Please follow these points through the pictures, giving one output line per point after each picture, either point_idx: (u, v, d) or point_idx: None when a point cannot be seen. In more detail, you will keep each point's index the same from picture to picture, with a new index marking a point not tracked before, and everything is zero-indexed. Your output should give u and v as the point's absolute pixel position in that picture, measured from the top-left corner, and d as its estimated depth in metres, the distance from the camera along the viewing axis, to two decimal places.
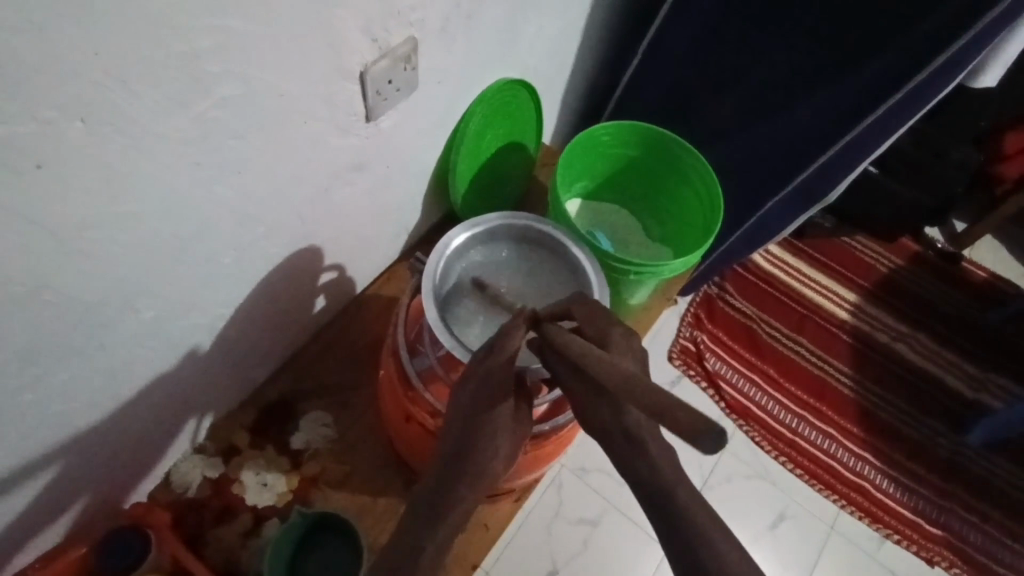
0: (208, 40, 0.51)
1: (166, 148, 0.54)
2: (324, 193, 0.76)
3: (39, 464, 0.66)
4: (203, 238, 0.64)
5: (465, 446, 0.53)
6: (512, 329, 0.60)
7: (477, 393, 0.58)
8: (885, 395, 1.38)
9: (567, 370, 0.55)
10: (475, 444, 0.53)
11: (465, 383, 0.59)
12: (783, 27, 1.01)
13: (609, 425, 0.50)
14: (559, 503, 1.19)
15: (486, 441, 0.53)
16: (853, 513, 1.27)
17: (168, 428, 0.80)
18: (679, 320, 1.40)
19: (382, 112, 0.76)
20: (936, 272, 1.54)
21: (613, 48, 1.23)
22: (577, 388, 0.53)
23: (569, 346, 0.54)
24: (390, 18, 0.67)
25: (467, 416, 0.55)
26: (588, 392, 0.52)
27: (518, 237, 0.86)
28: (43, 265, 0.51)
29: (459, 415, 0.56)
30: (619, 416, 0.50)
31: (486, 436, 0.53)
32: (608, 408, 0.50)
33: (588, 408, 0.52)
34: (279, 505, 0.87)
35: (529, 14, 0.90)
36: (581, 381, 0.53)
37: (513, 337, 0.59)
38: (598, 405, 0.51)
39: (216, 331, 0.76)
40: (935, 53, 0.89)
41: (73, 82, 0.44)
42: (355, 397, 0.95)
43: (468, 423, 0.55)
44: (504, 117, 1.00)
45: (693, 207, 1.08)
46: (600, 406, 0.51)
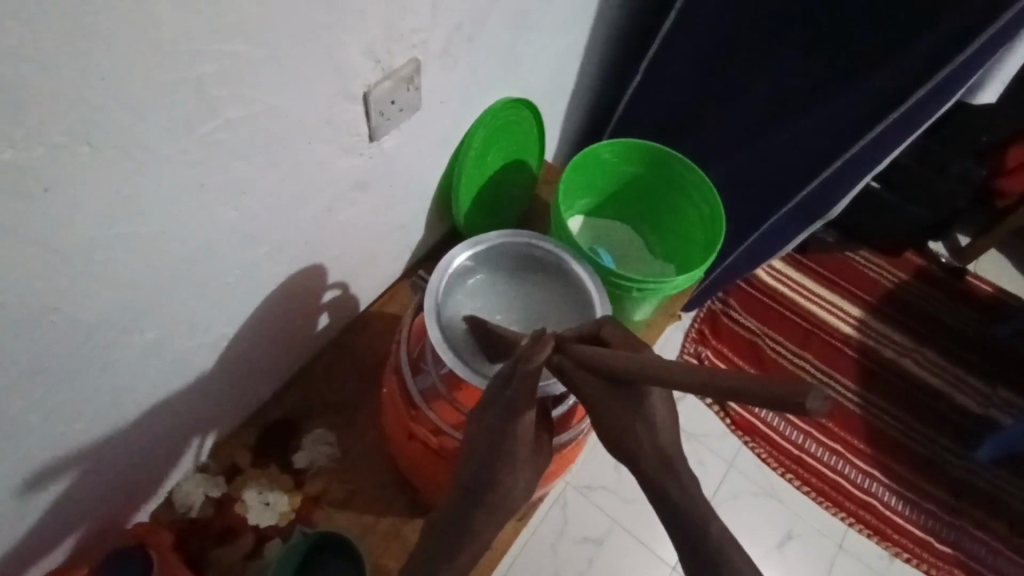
0: (213, 65, 0.52)
1: (172, 171, 0.55)
2: (328, 213, 0.77)
3: (42, 485, 0.66)
4: (209, 257, 0.65)
5: (488, 469, 0.54)
6: (534, 348, 0.58)
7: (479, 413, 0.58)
8: (891, 410, 1.37)
9: (596, 385, 0.56)
10: (495, 468, 0.54)
11: (488, 405, 0.59)
12: (781, 45, 1.02)
13: (642, 441, 0.54)
14: (563, 522, 1.18)
15: (508, 468, 0.55)
16: (862, 531, 1.25)
17: (172, 447, 0.80)
18: (683, 336, 1.39)
19: (385, 132, 0.77)
20: (940, 286, 1.53)
21: (614, 67, 1.24)
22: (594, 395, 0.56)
23: (604, 359, 0.54)
24: (392, 40, 0.68)
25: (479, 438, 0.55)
26: (618, 407, 0.54)
27: (519, 254, 0.86)
28: (49, 286, 0.52)
29: (477, 441, 0.56)
30: (653, 433, 0.53)
31: (507, 461, 0.55)
32: (642, 424, 0.54)
33: (620, 429, 0.53)
34: (281, 525, 0.87)
35: (531, 34, 0.91)
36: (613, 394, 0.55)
37: (539, 355, 0.57)
38: (633, 422, 0.54)
39: (219, 349, 0.76)
40: (933, 71, 0.89)
41: (80, 108, 0.45)
42: (358, 415, 0.95)
43: (488, 447, 0.55)
44: (506, 135, 1.01)
45: (695, 223, 1.09)
46: (634, 421, 0.54)
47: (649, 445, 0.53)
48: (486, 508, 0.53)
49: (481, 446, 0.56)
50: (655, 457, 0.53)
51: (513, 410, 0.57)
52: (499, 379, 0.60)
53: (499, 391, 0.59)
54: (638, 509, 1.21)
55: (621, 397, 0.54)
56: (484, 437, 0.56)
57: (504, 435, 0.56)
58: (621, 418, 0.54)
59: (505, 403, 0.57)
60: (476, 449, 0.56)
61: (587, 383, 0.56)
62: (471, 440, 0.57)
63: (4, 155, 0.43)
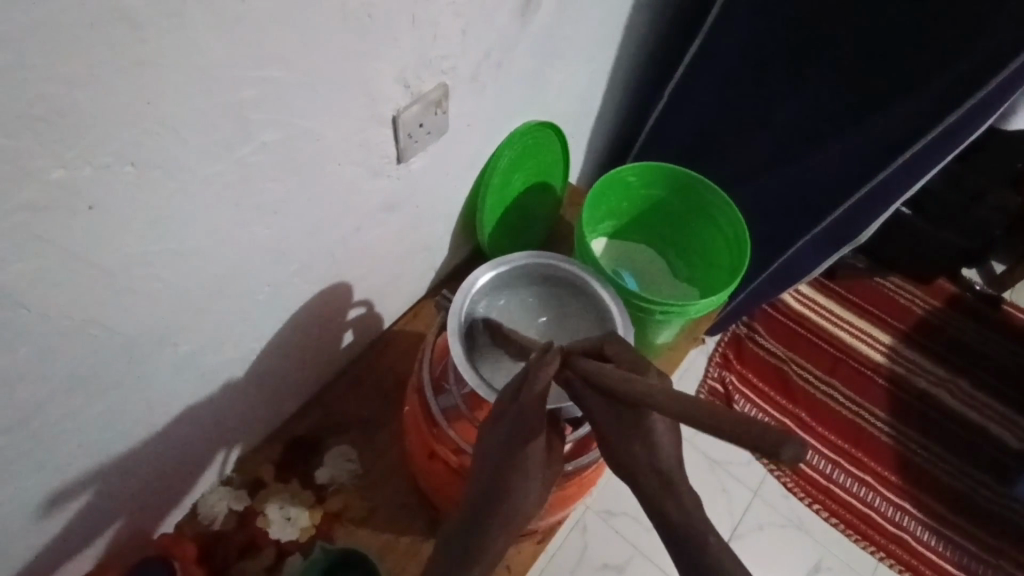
0: (250, 91, 0.54)
1: (207, 190, 0.57)
2: (355, 233, 0.79)
3: (74, 494, 0.67)
4: (240, 275, 0.67)
5: (499, 477, 0.55)
6: (541, 361, 0.59)
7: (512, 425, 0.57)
8: (923, 442, 1.33)
9: (603, 405, 0.55)
10: (502, 482, 0.55)
11: (496, 422, 0.59)
12: (807, 72, 1.02)
13: (639, 461, 0.52)
14: (583, 547, 1.17)
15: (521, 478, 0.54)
16: (893, 566, 1.21)
17: (198, 460, 0.82)
18: (708, 360, 1.38)
19: (413, 154, 0.78)
20: (975, 315, 1.50)
21: (640, 91, 1.26)
22: (608, 415, 0.54)
23: (610, 376, 0.52)
24: (422, 67, 0.70)
25: (501, 460, 0.56)
26: (619, 429, 0.53)
27: (542, 276, 0.87)
28: (89, 299, 0.54)
29: (489, 457, 0.56)
30: (653, 458, 0.52)
31: (517, 471, 0.55)
32: (643, 447, 0.53)
33: (623, 445, 0.53)
34: (302, 540, 0.87)
35: (557, 61, 0.93)
36: (616, 411, 0.54)
37: (546, 365, 0.58)
38: (630, 440, 0.53)
39: (247, 364, 0.78)
40: (964, 97, 0.88)
41: (126, 130, 0.47)
42: (381, 432, 0.96)
43: (499, 454, 0.56)
44: (532, 157, 1.03)
45: (721, 247, 1.08)
46: (634, 443, 0.53)
47: (650, 468, 0.52)
48: (496, 519, 0.54)
49: (494, 460, 0.56)
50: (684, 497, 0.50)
51: (531, 431, 0.57)
52: (507, 392, 0.60)
53: (508, 402, 0.59)
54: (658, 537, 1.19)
55: (623, 415, 0.53)
56: (493, 449, 0.57)
57: (512, 449, 0.56)
58: (622, 436, 0.53)
59: (513, 419, 0.57)
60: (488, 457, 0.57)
61: (595, 400, 0.55)
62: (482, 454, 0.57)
63: (53, 174, 0.45)
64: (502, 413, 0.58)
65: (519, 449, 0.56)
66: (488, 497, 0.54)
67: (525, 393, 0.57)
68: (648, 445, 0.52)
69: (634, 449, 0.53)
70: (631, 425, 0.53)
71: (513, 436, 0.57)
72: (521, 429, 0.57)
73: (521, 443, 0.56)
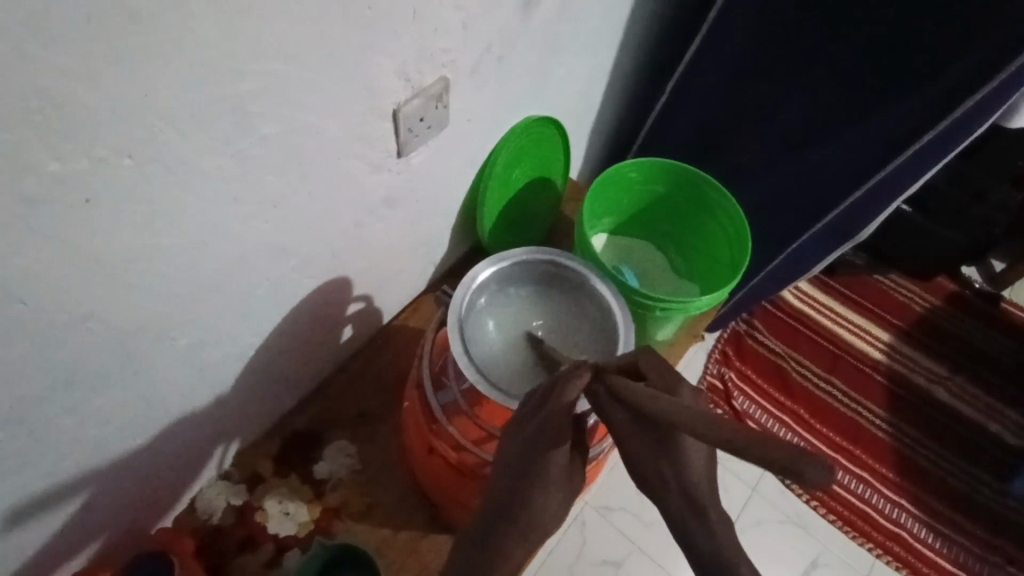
0: (250, 84, 0.54)
1: (207, 183, 0.56)
2: (355, 227, 0.78)
3: (72, 488, 0.67)
4: (240, 269, 0.66)
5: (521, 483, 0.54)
6: (572, 375, 0.59)
7: (535, 434, 0.57)
8: (922, 440, 1.33)
9: (631, 418, 0.54)
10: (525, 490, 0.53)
11: (522, 432, 0.59)
12: (810, 68, 1.02)
13: (668, 480, 0.51)
14: (582, 542, 1.17)
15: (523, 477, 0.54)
16: (891, 563, 1.21)
17: (196, 455, 0.82)
18: (708, 357, 1.37)
19: (413, 148, 0.78)
20: (974, 313, 1.50)
21: (641, 86, 1.25)
22: (635, 432, 0.54)
23: (641, 396, 0.53)
24: (423, 61, 0.70)
25: (518, 467, 0.55)
26: (648, 446, 0.52)
27: (544, 272, 0.86)
28: (87, 293, 0.53)
29: None
30: (683, 480, 0.50)
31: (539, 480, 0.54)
32: (669, 466, 0.51)
33: (646, 462, 0.52)
34: (301, 535, 0.87)
35: (558, 56, 0.92)
36: (644, 428, 0.53)
37: (575, 381, 0.59)
38: (659, 459, 0.52)
39: (246, 358, 0.77)
40: (967, 93, 0.88)
41: (125, 123, 0.47)
42: (380, 427, 0.96)
43: (524, 459, 0.55)
44: (532, 152, 1.02)
45: (721, 244, 1.08)
46: (662, 462, 0.51)
47: (678, 489, 0.50)
48: (513, 527, 0.51)
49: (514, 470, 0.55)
50: (687, 496, 0.50)
51: (534, 437, 0.57)
52: (537, 404, 0.61)
53: (534, 415, 0.60)
54: (659, 530, 1.19)
55: (652, 434, 0.52)
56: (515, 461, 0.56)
57: (535, 459, 0.55)
58: (648, 455, 0.52)
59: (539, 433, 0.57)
60: (510, 464, 0.56)
61: (619, 414, 0.55)
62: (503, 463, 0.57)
63: (50, 167, 0.45)
64: (526, 424, 0.59)
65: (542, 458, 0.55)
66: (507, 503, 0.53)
67: (552, 406, 0.58)
68: (677, 466, 0.51)
69: (661, 468, 0.51)
70: (659, 443, 0.52)
71: (536, 443, 0.56)
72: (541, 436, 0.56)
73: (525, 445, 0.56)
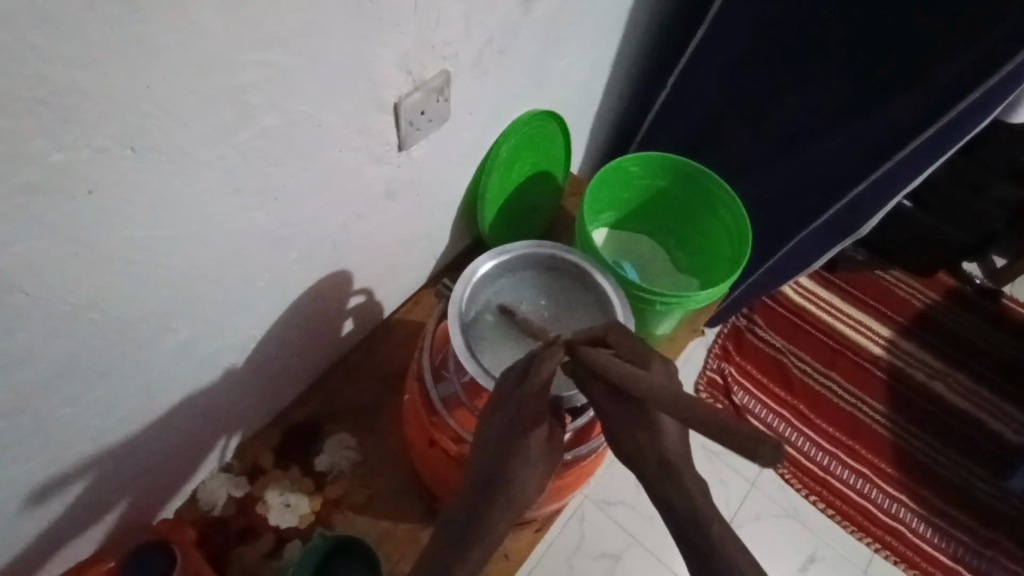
0: (252, 75, 0.54)
1: (208, 175, 0.56)
2: (356, 220, 0.78)
3: (73, 478, 0.68)
4: (241, 260, 0.66)
5: (500, 465, 0.54)
6: (545, 354, 0.60)
7: (514, 415, 0.57)
8: (921, 435, 1.34)
9: (603, 392, 0.55)
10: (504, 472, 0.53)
11: (496, 414, 0.59)
12: (811, 63, 1.02)
13: (646, 453, 0.51)
14: (581, 535, 1.17)
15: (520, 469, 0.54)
16: (889, 558, 1.22)
17: (197, 447, 0.82)
18: (707, 352, 1.38)
19: (414, 142, 0.78)
20: (974, 309, 1.50)
21: (643, 81, 1.25)
22: (608, 406, 0.54)
23: (607, 368, 0.54)
24: (424, 53, 0.70)
25: (498, 449, 0.55)
26: (620, 417, 0.53)
27: (544, 265, 0.87)
28: (88, 283, 0.53)
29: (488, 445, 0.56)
30: (658, 445, 0.51)
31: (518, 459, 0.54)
32: (647, 438, 0.51)
33: (623, 436, 0.52)
34: (302, 526, 0.88)
35: (560, 49, 0.92)
36: (614, 401, 0.54)
37: (548, 359, 0.59)
38: (634, 431, 0.52)
39: (248, 350, 0.77)
40: (970, 87, 0.88)
41: (126, 113, 0.47)
42: (380, 420, 0.96)
43: (500, 442, 0.56)
44: (533, 146, 1.02)
45: (721, 239, 1.08)
46: (638, 435, 0.52)
47: (654, 457, 0.51)
48: (500, 506, 0.52)
49: (491, 448, 0.56)
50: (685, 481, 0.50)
51: (515, 417, 0.57)
52: (511, 381, 0.61)
53: (510, 394, 0.60)
54: (658, 524, 1.20)
55: (625, 407, 0.53)
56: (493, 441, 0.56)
57: (513, 439, 0.56)
58: (624, 428, 0.52)
59: (515, 414, 0.57)
60: (487, 444, 0.56)
61: (595, 388, 0.56)
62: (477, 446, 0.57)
63: (52, 158, 0.45)
64: (502, 404, 0.59)
65: (523, 438, 0.56)
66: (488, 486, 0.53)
67: (529, 384, 0.58)
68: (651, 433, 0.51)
69: (637, 439, 0.52)
70: (632, 417, 0.52)
71: (514, 424, 0.57)
72: (522, 416, 0.57)
73: (522, 433, 0.56)
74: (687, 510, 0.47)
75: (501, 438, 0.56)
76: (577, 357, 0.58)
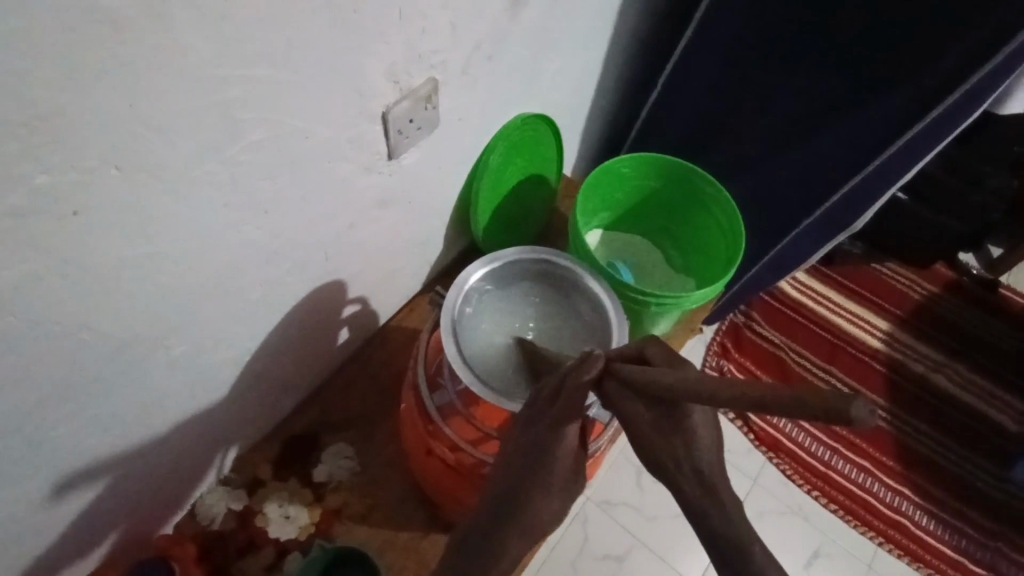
0: (236, 90, 0.53)
1: (196, 192, 0.56)
2: (349, 229, 0.78)
3: (69, 496, 0.67)
4: (233, 274, 0.66)
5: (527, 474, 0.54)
6: (581, 366, 0.58)
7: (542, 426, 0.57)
8: (922, 427, 1.33)
9: (639, 404, 0.54)
10: (533, 482, 0.54)
11: (529, 424, 0.58)
12: (801, 59, 1.02)
13: (680, 463, 0.51)
14: (584, 538, 1.17)
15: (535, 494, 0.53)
16: (893, 552, 1.22)
17: (196, 461, 0.82)
18: (706, 349, 1.38)
19: (404, 150, 0.78)
20: (972, 299, 1.49)
21: (634, 81, 1.25)
22: (646, 420, 0.53)
23: (647, 379, 0.52)
24: (412, 61, 0.70)
25: (528, 468, 0.55)
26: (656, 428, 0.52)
27: (538, 271, 0.86)
28: (78, 303, 0.53)
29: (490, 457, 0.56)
30: (691, 455, 0.51)
31: (534, 461, 0.55)
32: (682, 449, 0.51)
33: (659, 448, 0.52)
34: (301, 538, 0.87)
35: (549, 52, 0.92)
36: (653, 411, 0.52)
37: (588, 365, 0.57)
38: (672, 443, 0.51)
39: (243, 363, 0.77)
40: (962, 80, 0.87)
41: (112, 133, 0.47)
42: (378, 429, 0.96)
43: (535, 454, 0.55)
44: (525, 149, 1.02)
45: (715, 238, 1.08)
46: (674, 446, 0.51)
47: (689, 468, 0.50)
48: (519, 526, 0.53)
49: (525, 458, 0.55)
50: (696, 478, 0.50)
51: (546, 427, 0.56)
52: (544, 398, 0.59)
53: (540, 412, 0.58)
54: (662, 524, 1.20)
55: (666, 421, 0.52)
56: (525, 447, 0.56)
57: (540, 446, 0.55)
58: (661, 438, 0.52)
59: (547, 420, 0.57)
60: (519, 447, 0.57)
61: (628, 399, 0.54)
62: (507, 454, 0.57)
63: (37, 180, 0.45)
64: (534, 419, 0.58)
65: (554, 445, 0.55)
66: (514, 495, 0.54)
67: (567, 395, 0.57)
68: (688, 442, 0.51)
69: (672, 448, 0.51)
70: (672, 429, 0.51)
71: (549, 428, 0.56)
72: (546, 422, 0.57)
73: (540, 446, 0.55)
74: None
75: (534, 451, 0.55)
76: (615, 371, 0.56)
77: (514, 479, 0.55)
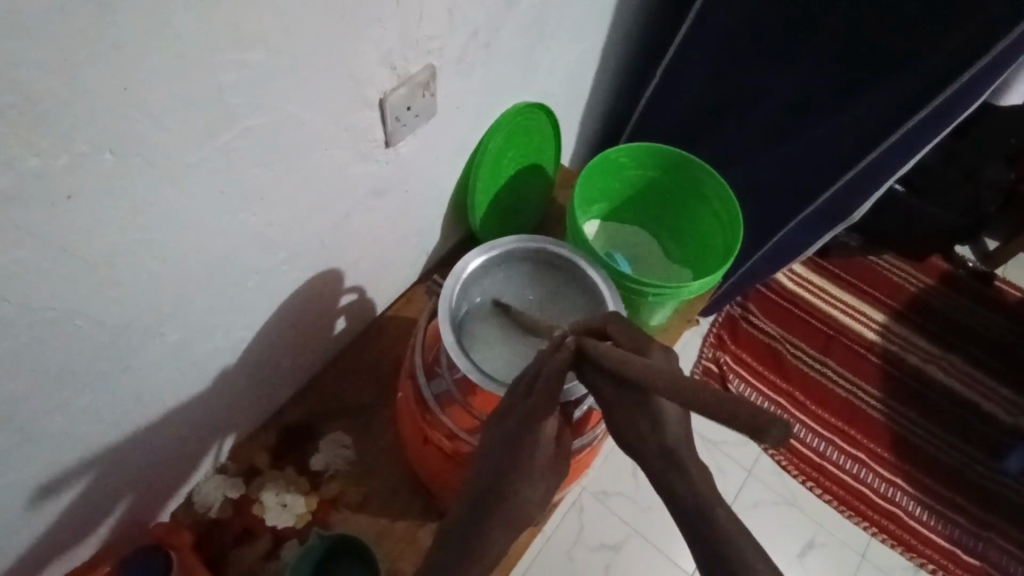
0: (231, 75, 0.53)
1: (190, 178, 0.56)
2: (345, 218, 0.78)
3: (62, 485, 0.67)
4: (227, 262, 0.66)
5: (507, 458, 0.55)
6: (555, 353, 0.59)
7: (519, 419, 0.57)
8: (916, 419, 1.34)
9: (608, 383, 0.54)
10: (510, 476, 0.53)
11: (508, 411, 0.59)
12: (802, 48, 1.01)
13: (647, 440, 0.51)
14: (580, 527, 1.18)
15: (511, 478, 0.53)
16: (886, 541, 1.23)
17: (192, 449, 0.82)
18: (702, 341, 1.38)
19: (401, 138, 0.77)
20: (966, 291, 1.50)
21: (632, 71, 1.24)
22: (613, 399, 0.53)
23: (612, 359, 0.53)
24: (409, 47, 0.69)
25: (501, 460, 0.55)
26: (620, 407, 0.52)
27: (534, 259, 0.86)
28: (71, 290, 0.53)
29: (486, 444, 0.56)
30: (657, 432, 0.50)
31: (519, 457, 0.54)
32: (647, 424, 0.51)
33: (624, 425, 0.52)
34: (298, 527, 0.87)
35: (546, 40, 0.92)
36: (619, 392, 0.53)
37: (563, 351, 0.59)
38: (636, 419, 0.51)
39: (240, 351, 0.77)
40: (958, 71, 0.87)
41: (104, 117, 0.46)
42: (374, 417, 0.96)
43: (512, 444, 0.56)
44: (522, 138, 1.01)
45: (713, 228, 1.07)
46: (639, 421, 0.51)
47: (656, 445, 0.50)
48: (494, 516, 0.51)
49: (500, 442, 0.57)
50: (662, 458, 0.49)
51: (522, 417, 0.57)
52: (519, 390, 0.61)
53: (518, 401, 0.60)
54: (656, 514, 1.20)
55: (630, 399, 0.52)
56: (506, 433, 0.57)
57: (521, 434, 0.56)
58: (628, 415, 0.52)
59: (524, 411, 0.57)
60: (501, 439, 0.57)
61: (600, 380, 0.55)
62: (488, 440, 0.58)
63: (29, 163, 0.44)
64: (513, 407, 0.59)
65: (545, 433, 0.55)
66: (497, 485, 0.53)
67: (541, 384, 0.58)
68: (652, 419, 0.50)
69: (639, 426, 0.51)
70: (636, 407, 0.51)
71: (521, 422, 0.57)
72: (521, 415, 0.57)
73: (520, 435, 0.56)
74: (687, 501, 0.47)
75: (505, 437, 0.57)
76: (585, 354, 0.57)
77: (497, 467, 0.55)
